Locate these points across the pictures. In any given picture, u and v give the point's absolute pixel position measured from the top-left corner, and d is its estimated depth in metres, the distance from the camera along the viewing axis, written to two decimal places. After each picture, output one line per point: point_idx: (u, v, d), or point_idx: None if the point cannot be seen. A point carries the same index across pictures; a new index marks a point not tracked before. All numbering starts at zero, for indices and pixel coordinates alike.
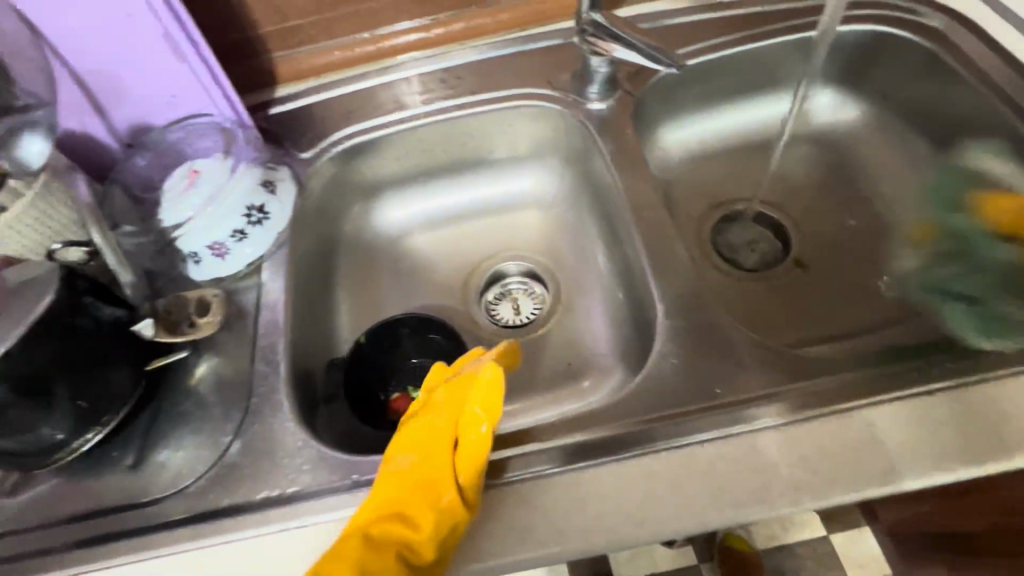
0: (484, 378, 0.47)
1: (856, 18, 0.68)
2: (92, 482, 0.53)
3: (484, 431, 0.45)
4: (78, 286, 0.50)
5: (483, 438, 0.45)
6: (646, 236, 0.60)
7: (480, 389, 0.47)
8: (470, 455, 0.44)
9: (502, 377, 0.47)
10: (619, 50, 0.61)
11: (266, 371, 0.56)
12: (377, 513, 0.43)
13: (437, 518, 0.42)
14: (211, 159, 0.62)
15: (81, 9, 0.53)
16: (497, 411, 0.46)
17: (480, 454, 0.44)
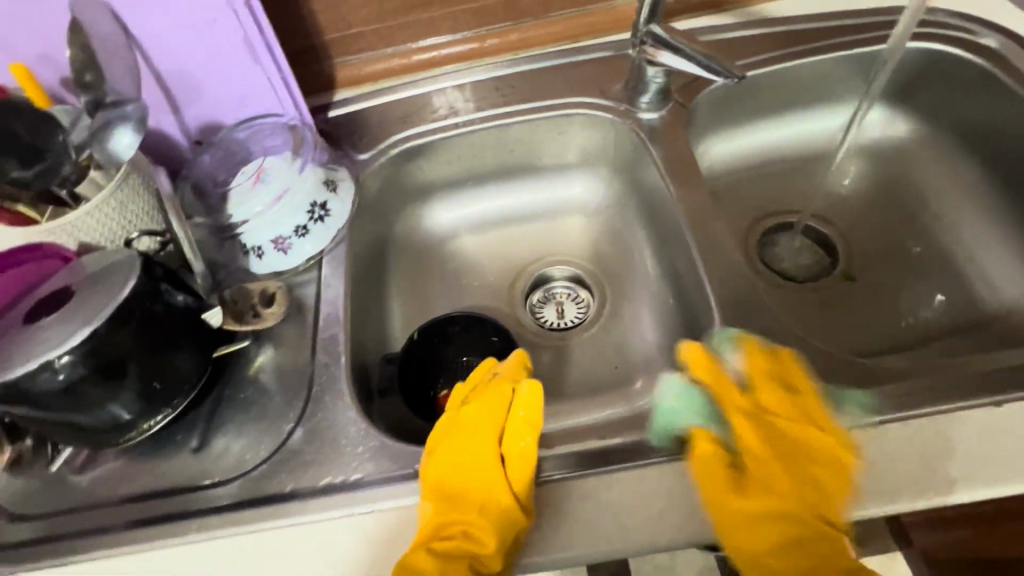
0: (523, 394, 0.50)
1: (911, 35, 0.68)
2: (158, 463, 0.55)
3: (531, 441, 0.47)
4: (156, 273, 0.53)
5: (530, 448, 0.47)
6: (699, 243, 0.60)
7: (521, 404, 0.49)
8: (521, 466, 0.46)
9: (542, 391, 0.50)
10: (675, 60, 0.62)
11: (326, 362, 0.58)
12: (439, 529, 0.45)
13: (500, 526, 0.44)
14: (278, 157, 0.64)
15: (169, 14, 0.57)
16: (540, 422, 0.48)
17: (529, 461, 0.46)
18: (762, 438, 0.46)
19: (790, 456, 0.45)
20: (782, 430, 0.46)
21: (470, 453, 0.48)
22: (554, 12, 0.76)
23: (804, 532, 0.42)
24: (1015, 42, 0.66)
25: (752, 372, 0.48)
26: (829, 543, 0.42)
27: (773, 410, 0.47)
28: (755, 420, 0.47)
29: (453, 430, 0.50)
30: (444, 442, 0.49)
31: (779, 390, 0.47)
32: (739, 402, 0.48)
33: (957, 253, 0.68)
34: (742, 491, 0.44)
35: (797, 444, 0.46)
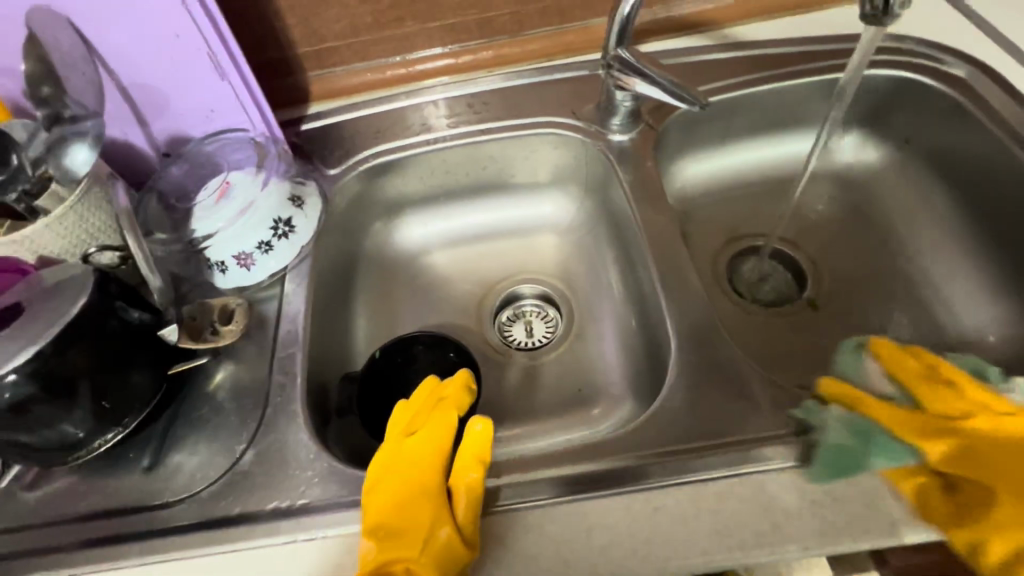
0: (473, 431, 0.50)
1: (875, 62, 0.68)
2: (108, 482, 0.54)
3: (476, 476, 0.47)
4: (110, 290, 0.53)
5: (476, 483, 0.47)
6: (662, 267, 0.60)
7: (469, 440, 0.50)
8: (467, 500, 0.46)
9: (492, 429, 0.50)
10: (642, 85, 0.62)
11: (281, 382, 0.57)
12: (377, 568, 0.44)
13: (440, 560, 0.43)
14: (244, 171, 0.64)
15: (132, 28, 0.56)
16: (486, 455, 0.49)
17: (474, 494, 0.46)
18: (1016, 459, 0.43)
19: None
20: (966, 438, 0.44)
21: (415, 483, 0.48)
22: (529, 30, 0.76)
23: None
24: (982, 72, 0.66)
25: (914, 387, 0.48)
26: None
27: (959, 417, 0.46)
28: (936, 424, 0.45)
29: (398, 459, 0.49)
30: (387, 474, 0.48)
31: (941, 394, 0.47)
32: (921, 415, 0.46)
33: (922, 281, 0.68)
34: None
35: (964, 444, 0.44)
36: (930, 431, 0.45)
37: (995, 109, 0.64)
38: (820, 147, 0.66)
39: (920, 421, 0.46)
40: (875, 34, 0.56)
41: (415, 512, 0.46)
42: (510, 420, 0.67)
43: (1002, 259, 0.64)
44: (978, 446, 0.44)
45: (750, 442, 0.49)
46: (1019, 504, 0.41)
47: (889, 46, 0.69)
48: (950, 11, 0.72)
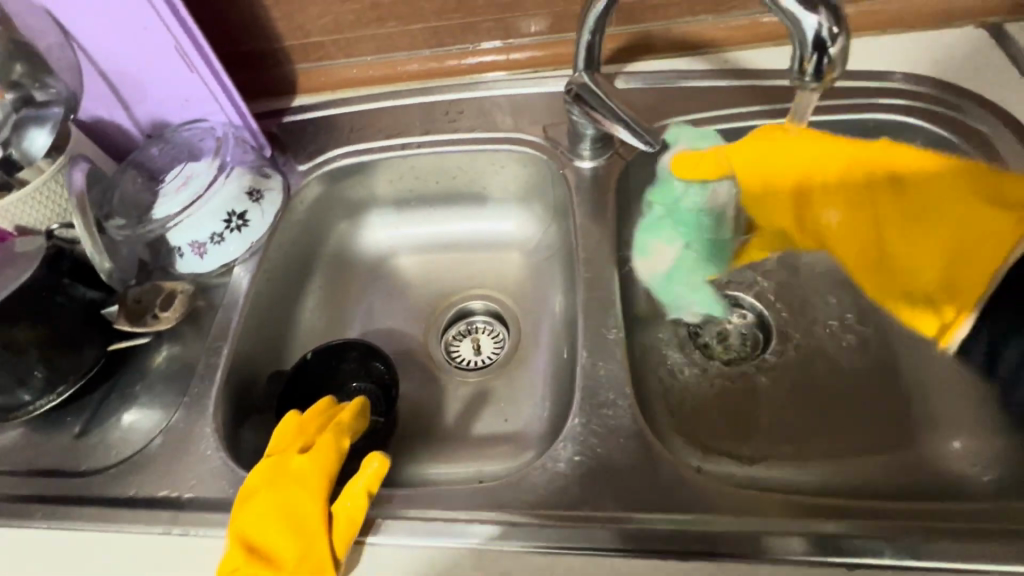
0: (369, 467, 0.48)
1: (878, 107, 0.61)
2: (42, 441, 0.59)
3: (357, 503, 0.46)
4: (61, 267, 0.57)
5: (355, 510, 0.46)
6: (589, 307, 0.56)
7: (362, 470, 0.48)
8: (344, 527, 0.46)
9: (389, 465, 0.49)
10: (622, 132, 0.58)
11: (203, 373, 0.59)
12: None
13: None
14: (203, 161, 0.65)
15: (103, 17, 0.59)
16: (376, 485, 0.48)
17: (354, 522, 0.46)
18: (845, 200, 0.53)
19: (869, 219, 0.52)
20: (835, 199, 0.53)
21: (293, 501, 0.47)
22: (517, 38, 0.72)
23: (900, 280, 0.50)
24: (1007, 132, 0.58)
25: (779, 173, 0.55)
26: (897, 267, 0.50)
27: (815, 186, 0.54)
28: (809, 205, 0.55)
29: (282, 474, 0.48)
30: (268, 486, 0.48)
31: (801, 161, 0.54)
32: (789, 194, 0.55)
33: (904, 361, 0.60)
34: (894, 263, 0.50)
35: (855, 202, 0.52)
36: (803, 199, 0.55)
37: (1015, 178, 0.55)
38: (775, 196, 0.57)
39: (796, 209, 0.55)
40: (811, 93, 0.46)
41: (286, 530, 0.45)
42: (429, 439, 0.65)
43: None
44: (820, 202, 0.54)
45: (628, 519, 0.45)
46: (859, 240, 0.52)
47: (904, 92, 0.62)
48: (996, 56, 0.63)
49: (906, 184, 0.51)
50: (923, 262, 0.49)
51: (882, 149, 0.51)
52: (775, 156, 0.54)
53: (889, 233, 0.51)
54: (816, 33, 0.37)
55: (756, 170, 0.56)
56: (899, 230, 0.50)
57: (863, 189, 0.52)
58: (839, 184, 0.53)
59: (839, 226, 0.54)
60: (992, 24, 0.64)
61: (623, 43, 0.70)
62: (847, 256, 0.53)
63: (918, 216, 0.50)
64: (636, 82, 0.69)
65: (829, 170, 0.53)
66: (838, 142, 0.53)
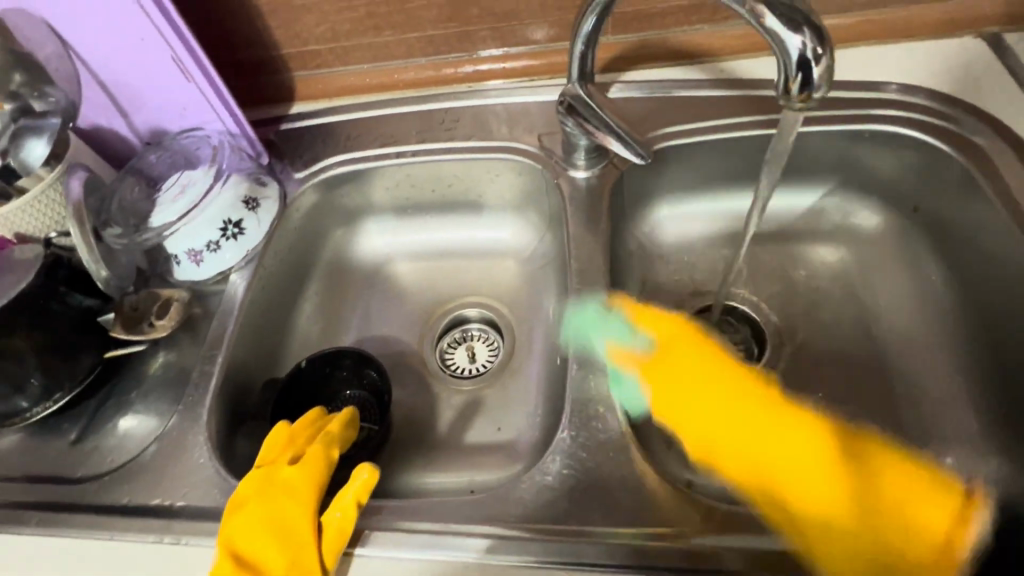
0: (359, 478, 0.49)
1: (873, 118, 0.61)
2: (39, 448, 0.59)
3: (346, 514, 0.47)
4: (58, 275, 0.58)
5: (344, 521, 0.47)
6: (581, 320, 0.56)
7: (351, 481, 0.49)
8: (333, 537, 0.46)
9: (378, 476, 0.50)
10: (616, 146, 0.59)
11: (198, 382, 0.60)
12: None
13: None
14: (200, 169, 0.66)
15: (102, 29, 0.60)
16: (365, 496, 0.48)
17: (343, 532, 0.46)
18: (733, 398, 0.50)
19: (763, 436, 0.47)
20: (727, 413, 0.49)
21: (283, 512, 0.47)
22: (514, 46, 0.72)
23: (821, 490, 0.44)
24: (1004, 144, 0.57)
25: (667, 379, 0.52)
26: (824, 477, 0.44)
27: (699, 400, 0.50)
28: (698, 420, 0.50)
29: (272, 485, 0.49)
30: (257, 497, 0.48)
31: (688, 361, 0.52)
32: (678, 401, 0.51)
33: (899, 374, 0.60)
34: (812, 503, 0.44)
35: (746, 424, 0.48)
36: (691, 410, 0.50)
37: (1012, 192, 0.55)
38: (764, 209, 0.57)
39: (690, 426, 0.50)
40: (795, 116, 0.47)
41: (274, 540, 0.46)
42: (422, 448, 0.66)
43: (992, 361, 0.56)
44: (712, 413, 0.50)
45: (615, 534, 0.45)
46: (762, 475, 0.46)
47: (900, 103, 0.61)
48: (994, 67, 0.62)
49: (837, 440, 0.45)
50: (834, 491, 0.44)
51: (800, 413, 0.48)
52: (686, 381, 0.51)
53: (821, 495, 0.44)
54: (800, 55, 0.38)
55: (656, 377, 0.53)
56: (825, 497, 0.44)
57: (783, 433, 0.47)
58: (756, 418, 0.48)
59: (768, 475, 0.46)
60: (991, 34, 0.64)
61: (619, 52, 0.70)
62: (783, 499, 0.45)
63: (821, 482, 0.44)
64: (632, 91, 0.69)
65: (746, 408, 0.49)
66: (755, 386, 0.50)
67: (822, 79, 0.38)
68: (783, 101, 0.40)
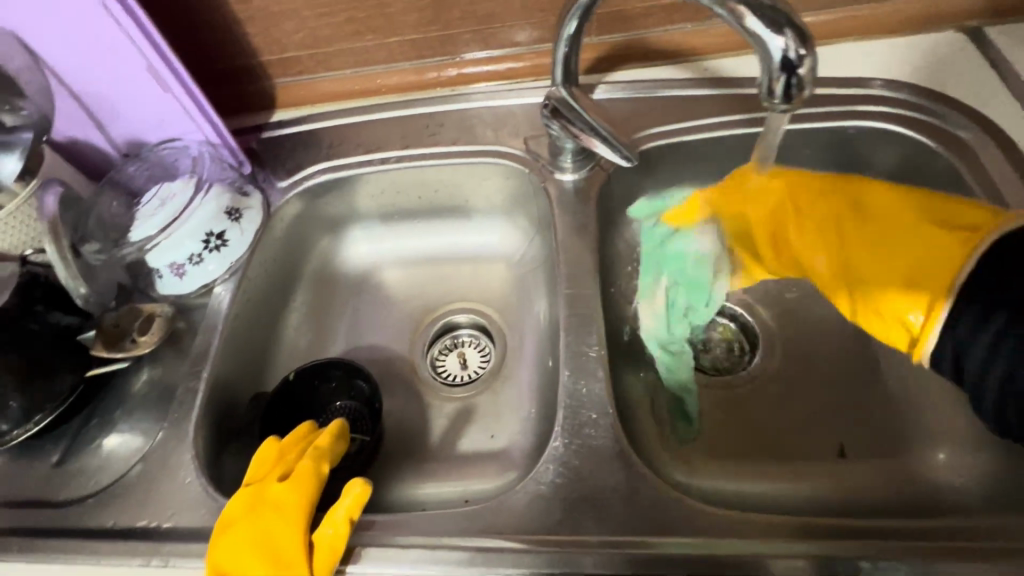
0: (351, 493, 0.48)
1: (858, 114, 0.61)
2: (21, 470, 0.58)
3: (339, 531, 0.46)
4: (33, 295, 0.58)
5: (336, 539, 0.46)
6: (570, 322, 0.56)
7: (342, 497, 0.48)
8: (325, 555, 0.45)
9: (371, 490, 0.49)
10: (599, 146, 0.58)
11: (183, 399, 0.58)
12: None
13: None
14: (181, 181, 0.64)
15: (72, 41, 0.58)
16: (357, 512, 0.47)
17: (335, 550, 0.45)
18: (803, 216, 0.55)
19: (809, 240, 0.54)
20: (789, 220, 0.56)
21: (271, 531, 0.46)
22: (497, 49, 0.72)
23: (874, 268, 0.49)
24: (988, 138, 0.57)
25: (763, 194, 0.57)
26: (868, 266, 0.50)
27: (767, 198, 0.57)
28: (760, 222, 0.58)
29: (261, 504, 0.48)
30: (245, 517, 0.47)
31: (767, 183, 0.57)
32: (741, 200, 0.59)
33: (891, 371, 0.60)
34: (832, 274, 0.52)
35: (808, 206, 0.55)
36: (762, 226, 0.58)
37: (997, 186, 0.55)
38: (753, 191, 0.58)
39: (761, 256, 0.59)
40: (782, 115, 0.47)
41: (263, 559, 0.45)
42: (415, 458, 0.65)
43: None
44: (779, 206, 0.57)
45: (610, 543, 0.45)
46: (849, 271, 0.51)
47: (885, 98, 0.61)
48: (976, 61, 0.62)
49: (872, 190, 0.52)
50: (846, 249, 0.51)
51: (861, 195, 0.52)
52: (770, 204, 0.57)
53: (795, 242, 0.56)
54: (782, 56, 0.37)
55: (759, 224, 0.58)
56: (886, 249, 0.49)
57: (825, 196, 0.54)
58: (807, 207, 0.55)
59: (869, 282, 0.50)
60: (973, 28, 0.64)
61: (603, 52, 0.69)
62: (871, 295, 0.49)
63: (903, 244, 0.48)
64: (615, 91, 0.68)
65: (802, 198, 0.55)
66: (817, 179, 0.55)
67: (805, 79, 0.38)
68: (767, 103, 0.41)
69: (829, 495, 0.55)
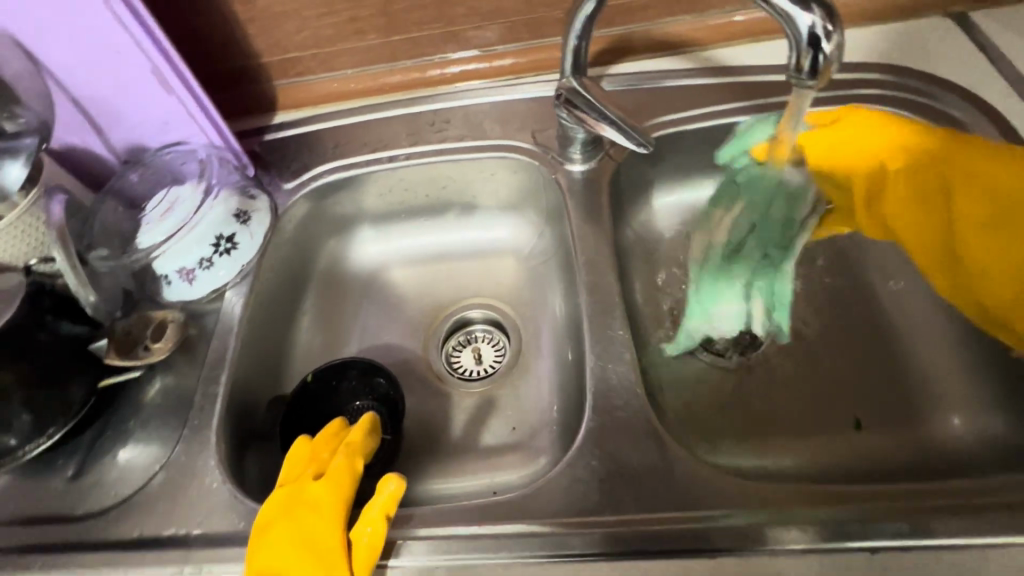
0: (385, 492, 0.47)
1: (855, 97, 0.63)
2: (34, 487, 0.56)
3: (377, 528, 0.45)
4: (42, 305, 0.55)
5: (374, 536, 0.45)
6: (592, 310, 0.57)
7: (376, 495, 0.47)
8: (364, 553, 0.45)
9: (406, 486, 0.48)
10: (608, 130, 0.59)
11: (202, 405, 0.57)
12: None
13: None
14: (187, 185, 0.63)
15: (73, 44, 0.57)
16: (393, 509, 0.47)
17: (374, 548, 0.45)
18: (903, 182, 0.56)
19: (914, 206, 0.56)
20: (889, 184, 0.57)
21: (309, 532, 0.46)
22: (499, 45, 0.72)
23: (982, 246, 0.53)
24: (979, 118, 0.60)
25: (853, 152, 0.58)
26: (969, 242, 0.53)
27: (866, 160, 0.58)
28: (854, 181, 0.59)
29: (296, 504, 0.47)
30: (281, 518, 0.46)
31: (858, 138, 0.57)
32: (835, 162, 0.59)
33: (896, 344, 0.62)
34: (935, 250, 0.56)
35: (907, 174, 0.56)
36: (853, 185, 0.60)
37: None
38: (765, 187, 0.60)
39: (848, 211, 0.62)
40: (806, 93, 0.48)
41: (303, 560, 0.44)
42: (437, 454, 0.65)
43: None
44: (879, 169, 0.58)
45: (651, 520, 0.45)
46: (949, 248, 0.55)
47: (880, 81, 0.64)
48: (962, 45, 0.65)
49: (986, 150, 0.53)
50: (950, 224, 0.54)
51: (967, 160, 0.53)
52: (851, 157, 0.58)
53: (893, 209, 0.58)
54: (810, 33, 0.39)
55: (855, 184, 0.59)
56: (998, 232, 0.52)
57: (931, 160, 0.55)
58: (915, 177, 0.56)
59: (971, 261, 0.54)
60: (957, 14, 0.67)
61: (605, 45, 0.70)
62: (974, 275, 0.54)
63: (1017, 228, 0.51)
64: (620, 83, 0.70)
65: (904, 164, 0.56)
66: (917, 137, 0.55)
67: (832, 55, 0.40)
68: (794, 80, 0.42)
69: (848, 466, 0.57)
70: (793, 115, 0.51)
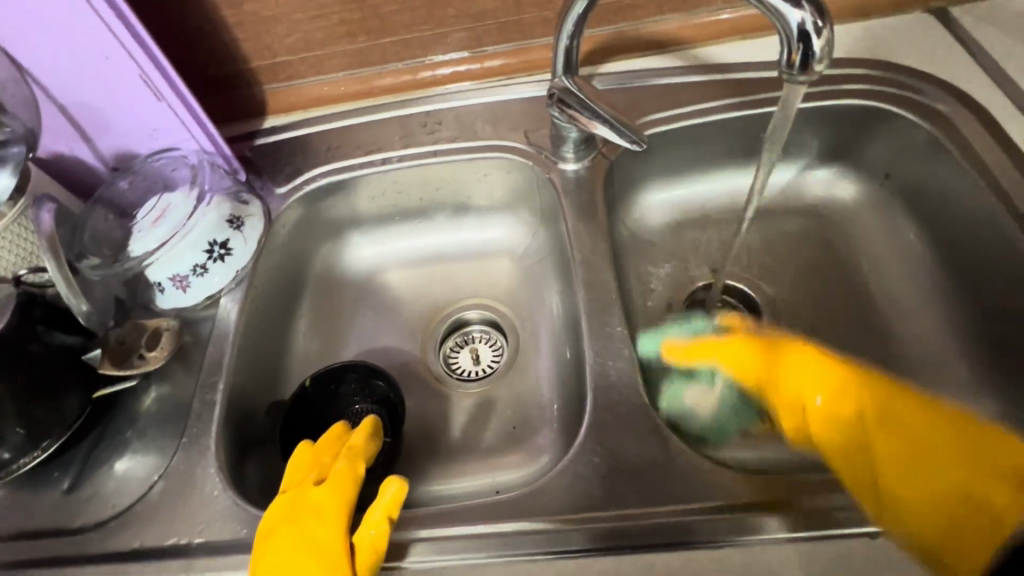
0: (386, 493, 0.47)
1: (842, 92, 0.64)
2: (29, 501, 0.55)
3: (380, 531, 0.45)
4: (33, 315, 0.54)
5: (378, 539, 0.45)
6: (590, 308, 0.57)
7: (378, 497, 0.47)
8: (368, 555, 0.45)
9: (407, 487, 0.48)
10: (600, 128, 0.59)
11: (200, 413, 0.57)
12: None
13: None
14: (179, 192, 0.63)
15: (60, 50, 0.56)
16: (396, 512, 0.47)
17: (377, 550, 0.45)
18: (819, 423, 0.50)
19: (812, 410, 0.50)
20: (795, 397, 0.52)
21: (312, 537, 0.46)
22: (490, 46, 0.73)
23: (900, 474, 0.44)
24: (962, 111, 0.62)
25: (750, 368, 0.54)
26: (885, 469, 0.44)
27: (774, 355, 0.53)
28: (765, 385, 0.54)
29: (298, 510, 0.47)
30: (284, 524, 0.46)
31: (759, 364, 0.54)
32: (734, 349, 0.56)
33: (887, 334, 0.63)
34: (869, 469, 0.45)
35: (824, 406, 0.49)
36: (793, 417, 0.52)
37: (974, 150, 0.59)
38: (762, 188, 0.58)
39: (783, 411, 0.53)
40: (796, 88, 0.49)
41: (306, 565, 0.44)
42: (438, 455, 0.65)
43: (968, 311, 0.60)
44: (792, 406, 0.52)
45: (654, 515, 0.46)
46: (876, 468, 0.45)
47: (865, 76, 0.65)
48: (943, 40, 0.67)
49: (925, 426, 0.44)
50: (880, 464, 0.45)
51: (931, 441, 0.44)
52: (754, 357, 0.54)
53: (793, 409, 0.52)
54: (800, 27, 0.40)
55: (756, 368, 0.54)
56: (938, 482, 0.42)
57: (854, 429, 0.47)
58: (822, 388, 0.50)
59: (897, 496, 0.43)
60: (938, 9, 0.69)
61: (595, 44, 0.71)
62: (892, 493, 0.43)
63: (929, 463, 0.43)
64: (610, 82, 0.70)
65: (809, 373, 0.51)
66: (841, 393, 0.49)
67: (821, 51, 0.41)
68: (785, 76, 0.43)
69: None
70: (784, 112, 0.52)
